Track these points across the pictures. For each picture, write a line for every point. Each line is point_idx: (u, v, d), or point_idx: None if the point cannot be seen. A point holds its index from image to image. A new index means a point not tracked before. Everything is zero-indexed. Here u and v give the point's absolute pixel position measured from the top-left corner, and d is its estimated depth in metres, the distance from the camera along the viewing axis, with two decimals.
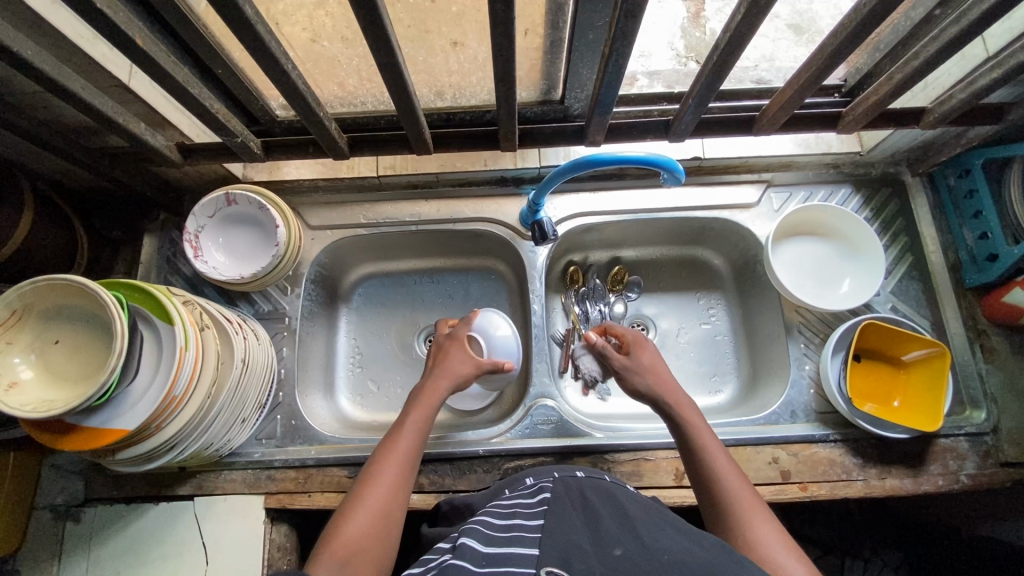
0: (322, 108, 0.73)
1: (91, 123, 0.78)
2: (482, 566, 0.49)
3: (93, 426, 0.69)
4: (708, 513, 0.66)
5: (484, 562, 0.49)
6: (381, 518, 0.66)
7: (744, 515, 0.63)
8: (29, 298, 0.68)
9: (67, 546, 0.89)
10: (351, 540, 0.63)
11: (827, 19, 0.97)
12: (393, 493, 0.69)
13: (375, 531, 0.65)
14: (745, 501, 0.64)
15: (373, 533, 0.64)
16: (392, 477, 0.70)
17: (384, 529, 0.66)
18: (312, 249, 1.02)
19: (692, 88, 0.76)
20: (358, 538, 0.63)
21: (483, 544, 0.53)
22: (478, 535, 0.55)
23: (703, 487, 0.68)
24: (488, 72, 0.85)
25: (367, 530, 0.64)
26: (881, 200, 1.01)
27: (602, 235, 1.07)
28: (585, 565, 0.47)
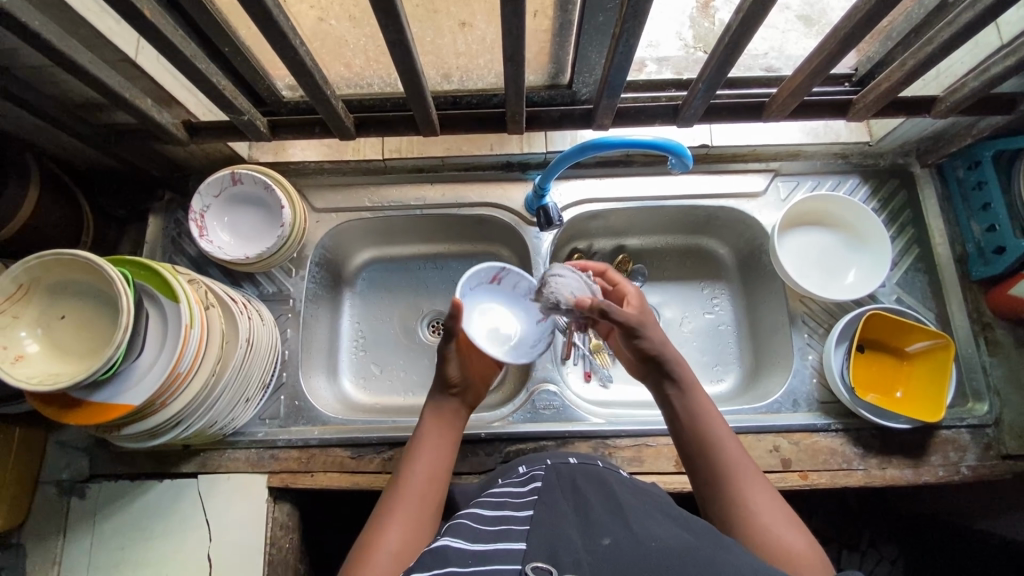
0: (329, 87, 0.73)
1: (98, 99, 0.78)
2: (469, 565, 0.47)
3: (98, 400, 0.70)
4: (701, 483, 0.64)
5: (471, 561, 0.48)
6: (416, 527, 0.62)
7: (744, 487, 0.61)
8: (35, 273, 0.69)
9: (72, 521, 0.90)
10: (390, 552, 0.59)
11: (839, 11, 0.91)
12: (426, 496, 0.65)
13: (414, 541, 0.61)
14: (745, 473, 0.63)
15: (412, 544, 0.61)
16: (424, 481, 0.66)
17: (421, 536, 0.62)
18: (317, 232, 1.02)
19: (702, 71, 0.75)
20: (398, 551, 0.59)
21: (468, 542, 0.51)
22: (464, 530, 0.53)
23: (699, 456, 0.65)
24: (496, 55, 0.82)
25: (404, 541, 0.60)
26: (889, 191, 1.01)
27: (607, 223, 1.07)
28: (573, 558, 0.45)
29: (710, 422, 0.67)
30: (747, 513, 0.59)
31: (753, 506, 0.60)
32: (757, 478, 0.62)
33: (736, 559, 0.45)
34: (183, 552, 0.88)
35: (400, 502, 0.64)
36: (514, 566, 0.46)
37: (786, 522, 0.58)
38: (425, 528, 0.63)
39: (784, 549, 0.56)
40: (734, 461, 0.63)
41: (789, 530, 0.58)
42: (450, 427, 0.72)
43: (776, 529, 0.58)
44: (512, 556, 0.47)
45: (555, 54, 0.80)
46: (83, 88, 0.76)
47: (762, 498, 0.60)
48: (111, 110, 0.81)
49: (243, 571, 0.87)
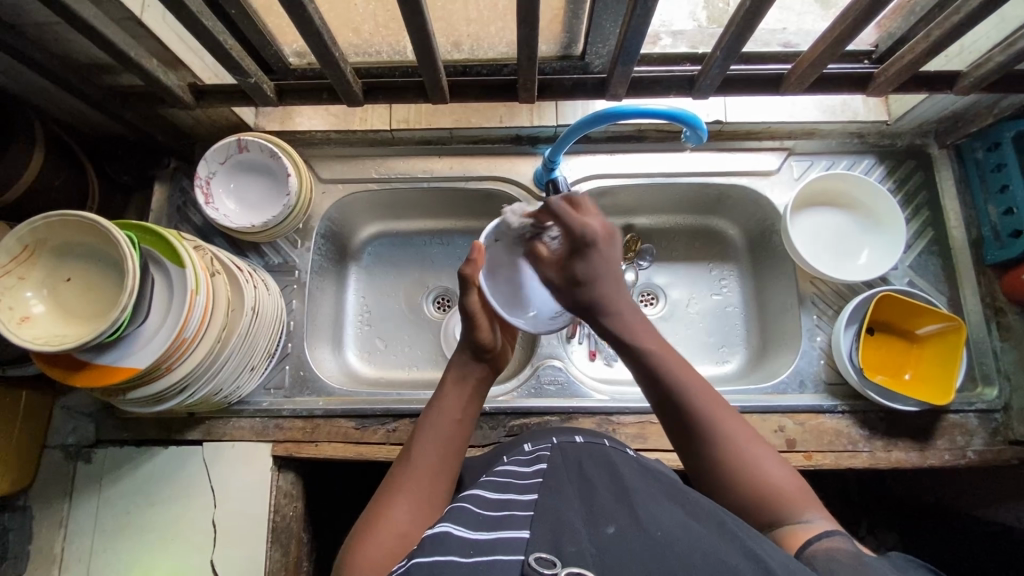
0: (337, 49, 0.71)
1: (103, 59, 0.76)
2: (469, 556, 0.45)
3: (104, 363, 0.70)
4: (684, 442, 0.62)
5: (473, 552, 0.46)
6: (425, 505, 0.61)
7: (724, 429, 0.60)
8: (41, 234, 0.68)
9: (78, 484, 0.91)
10: (397, 530, 0.57)
11: None
12: (440, 475, 0.64)
13: (421, 519, 0.59)
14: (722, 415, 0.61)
15: (420, 524, 0.59)
16: (436, 459, 0.65)
17: (429, 515, 0.61)
18: (323, 204, 1.01)
19: (720, 38, 0.72)
20: (405, 530, 0.58)
21: (471, 530, 0.49)
22: (466, 517, 0.52)
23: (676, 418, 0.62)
24: (508, 23, 0.79)
25: (413, 520, 0.59)
26: (905, 173, 0.99)
27: (616, 201, 1.05)
28: (576, 549, 0.44)
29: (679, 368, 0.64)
30: (731, 456, 0.59)
31: (735, 448, 0.59)
32: (735, 419, 0.61)
33: (745, 551, 0.44)
34: (187, 517, 0.88)
35: (411, 480, 0.63)
36: (516, 558, 0.44)
37: (768, 458, 0.59)
38: (433, 506, 0.62)
39: (772, 489, 0.57)
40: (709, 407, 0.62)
41: (772, 465, 0.59)
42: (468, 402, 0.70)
43: (760, 467, 0.58)
44: (515, 546, 0.46)
45: (569, 23, 0.77)
46: (88, 47, 0.75)
47: (741, 436, 0.60)
48: (117, 71, 0.80)
49: (247, 538, 0.87)
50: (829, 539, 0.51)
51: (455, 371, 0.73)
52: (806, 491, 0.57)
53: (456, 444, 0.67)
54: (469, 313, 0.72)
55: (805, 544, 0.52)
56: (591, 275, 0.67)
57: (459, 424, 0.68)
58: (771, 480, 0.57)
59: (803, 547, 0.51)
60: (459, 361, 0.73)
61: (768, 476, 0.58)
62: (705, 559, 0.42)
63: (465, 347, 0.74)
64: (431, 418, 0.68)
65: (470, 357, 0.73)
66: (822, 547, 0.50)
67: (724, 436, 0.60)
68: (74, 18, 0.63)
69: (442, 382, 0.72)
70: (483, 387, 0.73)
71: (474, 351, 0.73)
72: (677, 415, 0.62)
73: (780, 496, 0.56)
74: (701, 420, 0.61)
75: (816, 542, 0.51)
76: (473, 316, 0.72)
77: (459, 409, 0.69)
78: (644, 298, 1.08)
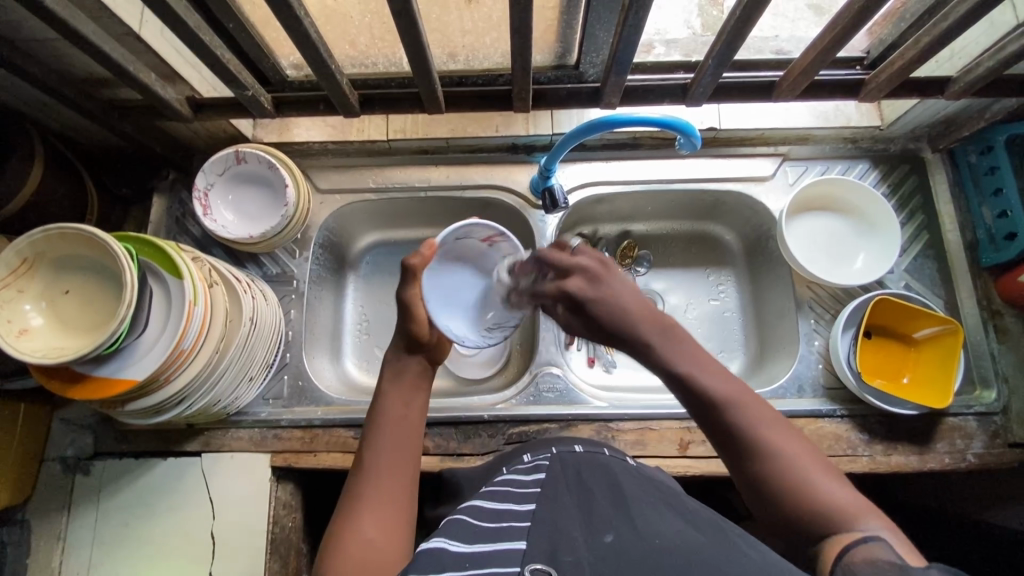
0: (333, 61, 0.72)
1: (102, 73, 0.77)
2: (466, 570, 0.45)
3: (102, 377, 0.70)
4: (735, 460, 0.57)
5: (469, 565, 0.46)
6: (389, 510, 0.60)
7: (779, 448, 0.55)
8: (40, 247, 0.69)
9: (77, 497, 0.90)
10: (365, 541, 0.57)
11: None
12: (395, 475, 0.63)
13: (387, 523, 0.59)
14: (778, 432, 0.56)
15: (386, 528, 0.59)
16: (390, 459, 0.64)
17: (396, 517, 0.60)
18: (321, 213, 1.02)
19: (711, 47, 0.73)
20: (373, 536, 0.57)
21: (467, 544, 0.49)
22: (464, 529, 0.52)
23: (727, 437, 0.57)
24: (503, 34, 0.80)
25: (379, 527, 0.58)
26: (899, 177, 1.00)
27: (613, 207, 1.06)
28: (573, 558, 0.44)
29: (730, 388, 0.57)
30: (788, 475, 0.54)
31: (796, 464, 0.55)
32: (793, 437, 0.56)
33: (742, 558, 0.44)
34: (185, 529, 0.88)
35: (372, 485, 0.62)
36: (512, 568, 0.44)
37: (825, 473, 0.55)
38: (398, 508, 0.61)
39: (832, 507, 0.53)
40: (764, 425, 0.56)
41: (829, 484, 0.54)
42: (415, 394, 0.70)
43: (817, 485, 0.54)
44: (512, 557, 0.46)
45: (563, 33, 0.78)
46: (88, 62, 0.75)
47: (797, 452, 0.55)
48: (116, 85, 0.81)
49: (247, 550, 0.87)
50: (868, 547, 0.48)
51: (392, 368, 0.71)
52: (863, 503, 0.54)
53: (407, 440, 0.66)
54: (407, 304, 0.71)
55: (841, 551, 0.50)
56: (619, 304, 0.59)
57: (405, 420, 0.67)
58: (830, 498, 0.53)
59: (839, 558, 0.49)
60: (394, 360, 0.72)
61: (828, 494, 0.53)
62: (701, 566, 0.42)
63: (398, 343, 0.73)
64: (375, 422, 0.67)
65: (403, 351, 0.72)
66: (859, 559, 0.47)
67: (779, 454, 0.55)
68: (74, 36, 0.64)
69: (380, 384, 0.71)
70: (425, 377, 0.72)
71: (409, 345, 0.72)
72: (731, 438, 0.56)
73: (839, 511, 0.52)
74: (754, 441, 0.56)
75: (851, 550, 0.49)
76: (411, 306, 0.71)
77: (400, 405, 0.68)
78: None
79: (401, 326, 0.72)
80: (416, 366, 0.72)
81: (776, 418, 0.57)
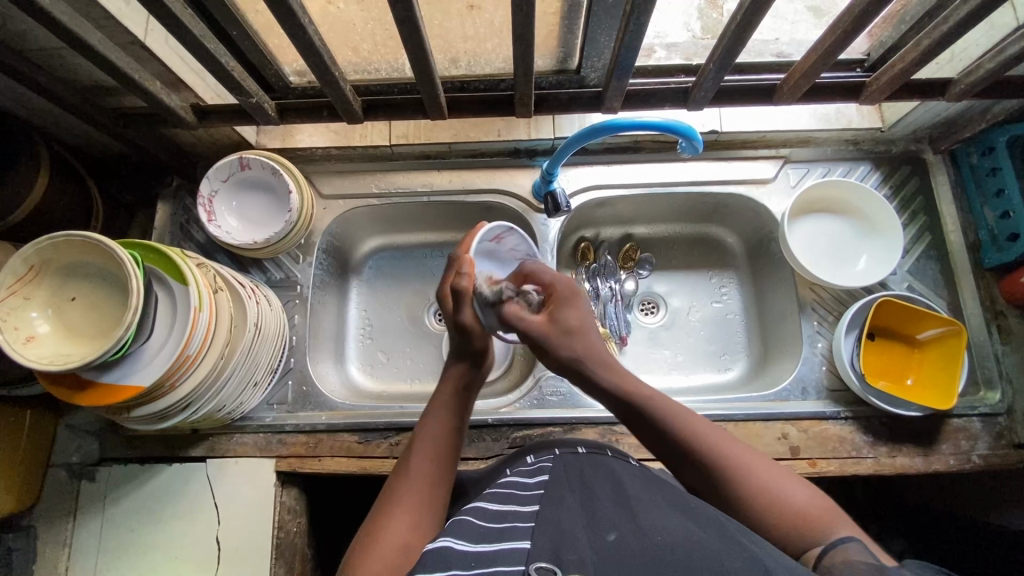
0: (336, 68, 0.73)
1: (107, 81, 0.78)
2: (472, 568, 0.45)
3: (108, 382, 0.70)
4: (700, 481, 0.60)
5: (473, 564, 0.46)
6: (424, 517, 0.60)
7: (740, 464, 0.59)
8: (46, 254, 0.69)
9: (82, 503, 0.91)
10: (397, 543, 0.57)
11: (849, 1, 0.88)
12: (436, 485, 0.63)
13: (420, 529, 0.59)
14: (736, 449, 0.60)
15: (419, 534, 0.59)
16: (429, 467, 0.64)
17: (429, 525, 0.60)
18: (324, 219, 1.02)
19: (712, 51, 0.74)
20: (407, 542, 0.57)
21: (470, 544, 0.49)
22: (468, 530, 0.52)
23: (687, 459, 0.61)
24: (504, 39, 0.81)
25: (413, 532, 0.58)
26: (901, 179, 1.00)
27: (615, 211, 1.06)
28: (576, 557, 0.44)
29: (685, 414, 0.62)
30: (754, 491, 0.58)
31: (756, 478, 0.58)
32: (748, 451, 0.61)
33: (745, 555, 0.44)
34: (191, 534, 0.88)
35: (409, 491, 0.62)
36: (516, 567, 0.44)
37: (786, 481, 0.58)
38: (432, 516, 0.61)
39: (799, 514, 0.56)
40: (722, 445, 0.60)
41: (794, 488, 0.58)
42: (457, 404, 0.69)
43: (782, 493, 0.58)
44: (516, 556, 0.46)
45: (564, 38, 0.78)
46: (94, 70, 0.76)
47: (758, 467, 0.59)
48: (120, 93, 0.82)
49: (252, 555, 0.87)
50: (842, 549, 0.52)
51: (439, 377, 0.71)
52: (828, 508, 0.57)
53: (452, 453, 0.66)
54: (465, 326, 0.69)
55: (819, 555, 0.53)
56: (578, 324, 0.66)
57: (447, 430, 0.67)
58: (796, 506, 0.57)
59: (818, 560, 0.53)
60: (454, 370, 0.71)
61: (795, 501, 0.57)
62: (705, 563, 0.43)
63: (460, 358, 0.71)
64: (425, 430, 0.67)
65: (468, 366, 0.71)
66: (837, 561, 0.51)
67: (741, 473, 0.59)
68: (80, 45, 0.65)
69: (437, 393, 0.71)
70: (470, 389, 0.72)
71: (473, 361, 0.71)
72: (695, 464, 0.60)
73: (807, 519, 0.56)
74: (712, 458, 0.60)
75: (829, 555, 0.53)
76: (470, 329, 0.68)
77: (452, 418, 0.68)
78: (645, 306, 1.09)
79: (461, 343, 0.71)
80: (475, 382, 0.71)
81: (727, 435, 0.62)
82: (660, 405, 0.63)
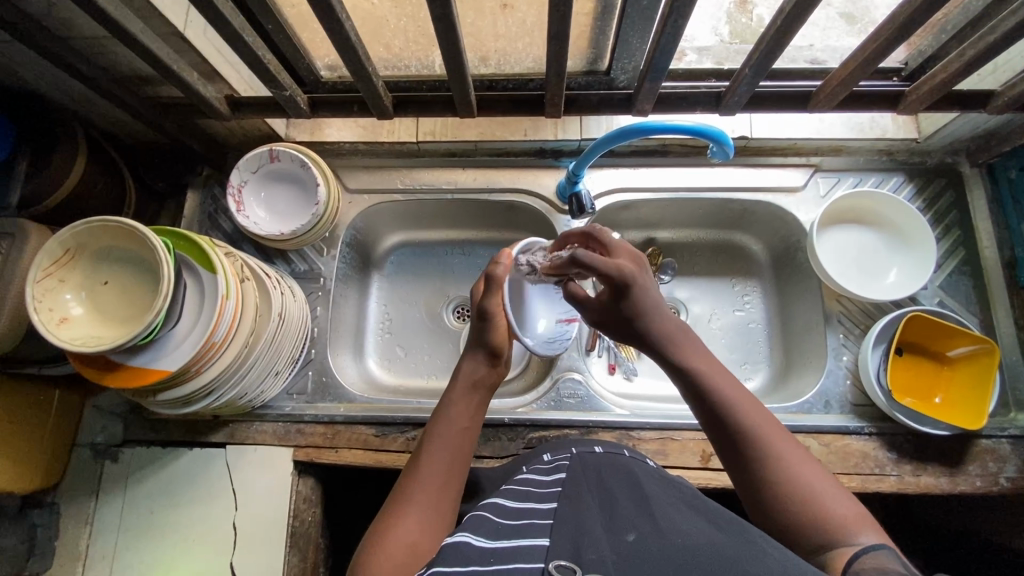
0: (370, 63, 0.73)
1: (146, 70, 0.80)
2: (489, 564, 0.45)
3: (137, 365, 0.72)
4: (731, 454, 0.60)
5: (492, 560, 0.46)
6: (433, 515, 0.60)
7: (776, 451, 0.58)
8: (82, 238, 0.70)
9: (104, 483, 0.92)
10: (407, 541, 0.57)
11: (883, 9, 0.84)
12: (447, 484, 0.64)
13: (430, 532, 0.59)
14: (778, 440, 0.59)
15: (429, 535, 0.59)
16: (443, 469, 0.64)
17: (438, 525, 0.60)
18: (349, 213, 1.03)
19: (749, 56, 0.73)
20: (416, 542, 0.57)
21: (489, 540, 0.49)
22: (485, 526, 0.52)
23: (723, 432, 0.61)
24: (536, 39, 0.80)
25: (422, 530, 0.58)
26: (935, 191, 0.97)
27: (639, 214, 1.05)
28: (596, 556, 0.44)
29: (729, 386, 0.63)
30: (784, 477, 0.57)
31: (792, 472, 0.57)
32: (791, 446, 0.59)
33: (765, 556, 0.43)
34: (208, 519, 0.90)
35: (421, 490, 0.62)
36: (535, 564, 0.44)
37: (825, 486, 0.56)
38: (441, 516, 0.61)
39: (831, 518, 0.54)
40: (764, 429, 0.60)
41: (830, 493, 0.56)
42: (475, 407, 0.71)
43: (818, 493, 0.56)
44: (535, 553, 0.46)
45: (596, 39, 0.77)
46: (133, 60, 0.78)
47: (797, 462, 0.58)
48: (158, 83, 0.83)
49: (267, 541, 0.88)
50: (875, 554, 0.49)
51: (466, 377, 0.72)
52: (864, 520, 0.54)
53: (464, 451, 0.67)
54: (487, 314, 0.72)
55: (850, 560, 0.50)
56: (651, 307, 0.66)
57: (466, 432, 0.68)
58: (826, 508, 0.55)
59: (848, 564, 0.49)
60: (469, 364, 0.73)
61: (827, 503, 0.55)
62: (725, 564, 0.42)
63: (476, 352, 0.73)
64: (438, 428, 0.67)
65: (483, 359, 0.73)
66: (868, 565, 0.48)
67: (778, 457, 0.58)
68: (124, 36, 0.66)
69: (451, 389, 0.71)
70: (489, 392, 0.73)
71: (488, 355, 0.73)
72: (733, 442, 0.60)
73: (838, 523, 0.53)
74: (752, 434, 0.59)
75: (860, 558, 0.49)
76: (492, 315, 0.72)
77: (466, 416, 0.69)
78: None
79: (481, 333, 0.74)
80: (489, 379, 0.73)
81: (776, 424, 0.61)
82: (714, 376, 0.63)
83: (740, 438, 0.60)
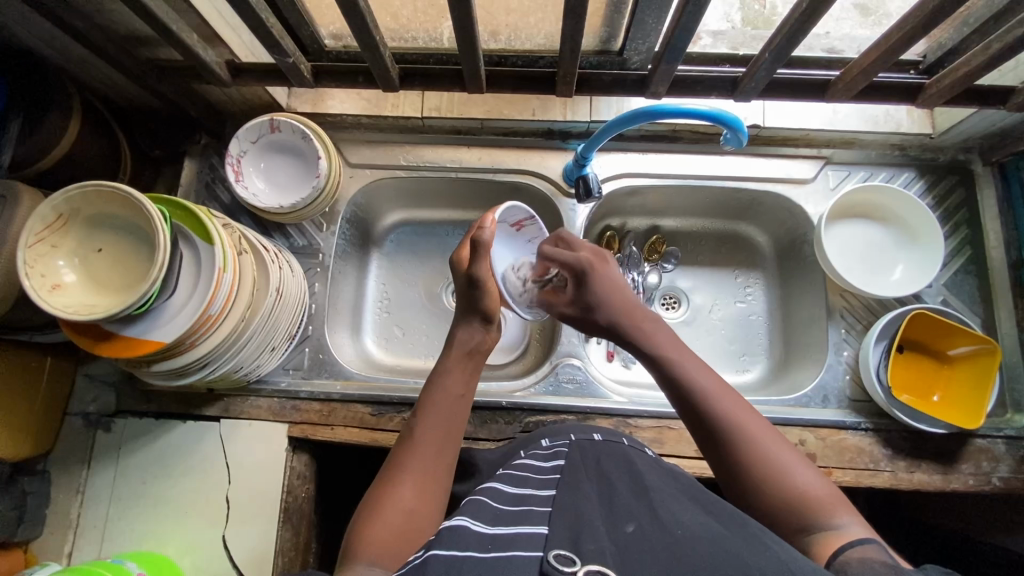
0: (379, 34, 0.71)
1: (144, 31, 0.76)
2: (488, 551, 0.44)
3: (130, 335, 0.70)
4: (706, 439, 0.60)
5: (490, 547, 0.45)
6: (430, 481, 0.60)
7: (752, 435, 0.58)
8: (76, 203, 0.68)
9: (97, 452, 0.92)
10: (405, 508, 0.57)
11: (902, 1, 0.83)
12: (443, 448, 0.63)
13: (427, 498, 0.59)
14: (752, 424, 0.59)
15: (427, 502, 0.58)
16: (440, 436, 0.63)
17: (436, 492, 0.60)
18: (350, 188, 1.01)
19: (770, 41, 0.70)
20: (414, 508, 0.57)
21: (487, 525, 0.48)
22: (484, 511, 0.51)
23: (698, 417, 0.61)
24: (548, 14, 0.78)
25: (421, 497, 0.58)
26: (945, 189, 0.96)
27: (645, 201, 1.04)
28: (595, 547, 0.43)
29: (704, 375, 0.63)
30: (758, 460, 0.57)
31: (767, 455, 0.57)
32: (764, 430, 0.59)
33: (763, 550, 0.43)
34: (201, 491, 0.89)
35: (417, 457, 0.61)
36: (535, 553, 0.44)
37: (800, 466, 0.56)
38: (438, 482, 0.61)
39: (806, 497, 0.54)
40: (738, 414, 0.60)
41: (804, 473, 0.56)
42: (472, 375, 0.69)
43: (792, 473, 0.56)
44: (534, 541, 0.45)
45: (611, 17, 0.74)
46: (130, 20, 0.75)
47: (771, 445, 0.58)
48: (156, 44, 0.80)
49: (260, 515, 0.88)
50: (862, 547, 0.48)
51: (463, 344, 0.71)
52: (841, 500, 0.54)
53: (459, 417, 0.66)
54: (479, 281, 0.70)
55: (836, 552, 0.49)
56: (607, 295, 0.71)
57: (461, 399, 0.67)
58: (804, 488, 0.55)
59: (835, 556, 0.48)
60: (466, 332, 0.71)
61: (801, 483, 0.55)
62: (725, 559, 0.41)
63: (471, 317, 0.72)
64: (433, 394, 0.66)
65: (478, 325, 0.72)
66: (854, 557, 0.47)
67: (755, 445, 0.58)
68: None
69: (445, 356, 0.70)
70: (481, 357, 0.72)
71: (482, 321, 0.72)
72: (709, 427, 0.60)
73: (818, 504, 0.53)
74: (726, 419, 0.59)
75: (847, 550, 0.48)
76: (484, 281, 0.70)
77: (462, 383, 0.68)
78: (666, 301, 1.07)
79: (469, 300, 0.72)
80: (486, 344, 0.72)
81: (751, 410, 0.61)
82: (688, 364, 0.64)
83: (717, 428, 0.59)
